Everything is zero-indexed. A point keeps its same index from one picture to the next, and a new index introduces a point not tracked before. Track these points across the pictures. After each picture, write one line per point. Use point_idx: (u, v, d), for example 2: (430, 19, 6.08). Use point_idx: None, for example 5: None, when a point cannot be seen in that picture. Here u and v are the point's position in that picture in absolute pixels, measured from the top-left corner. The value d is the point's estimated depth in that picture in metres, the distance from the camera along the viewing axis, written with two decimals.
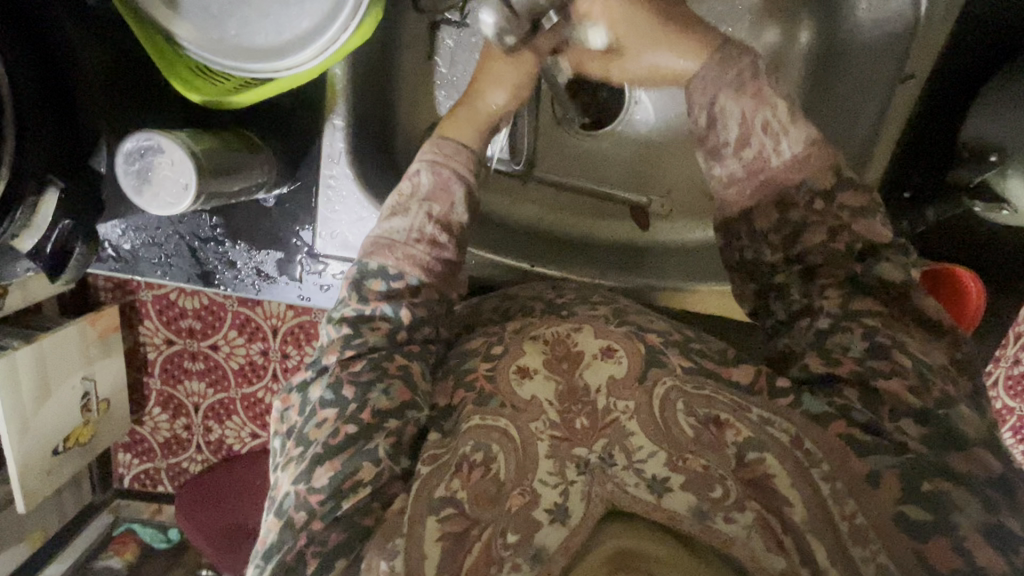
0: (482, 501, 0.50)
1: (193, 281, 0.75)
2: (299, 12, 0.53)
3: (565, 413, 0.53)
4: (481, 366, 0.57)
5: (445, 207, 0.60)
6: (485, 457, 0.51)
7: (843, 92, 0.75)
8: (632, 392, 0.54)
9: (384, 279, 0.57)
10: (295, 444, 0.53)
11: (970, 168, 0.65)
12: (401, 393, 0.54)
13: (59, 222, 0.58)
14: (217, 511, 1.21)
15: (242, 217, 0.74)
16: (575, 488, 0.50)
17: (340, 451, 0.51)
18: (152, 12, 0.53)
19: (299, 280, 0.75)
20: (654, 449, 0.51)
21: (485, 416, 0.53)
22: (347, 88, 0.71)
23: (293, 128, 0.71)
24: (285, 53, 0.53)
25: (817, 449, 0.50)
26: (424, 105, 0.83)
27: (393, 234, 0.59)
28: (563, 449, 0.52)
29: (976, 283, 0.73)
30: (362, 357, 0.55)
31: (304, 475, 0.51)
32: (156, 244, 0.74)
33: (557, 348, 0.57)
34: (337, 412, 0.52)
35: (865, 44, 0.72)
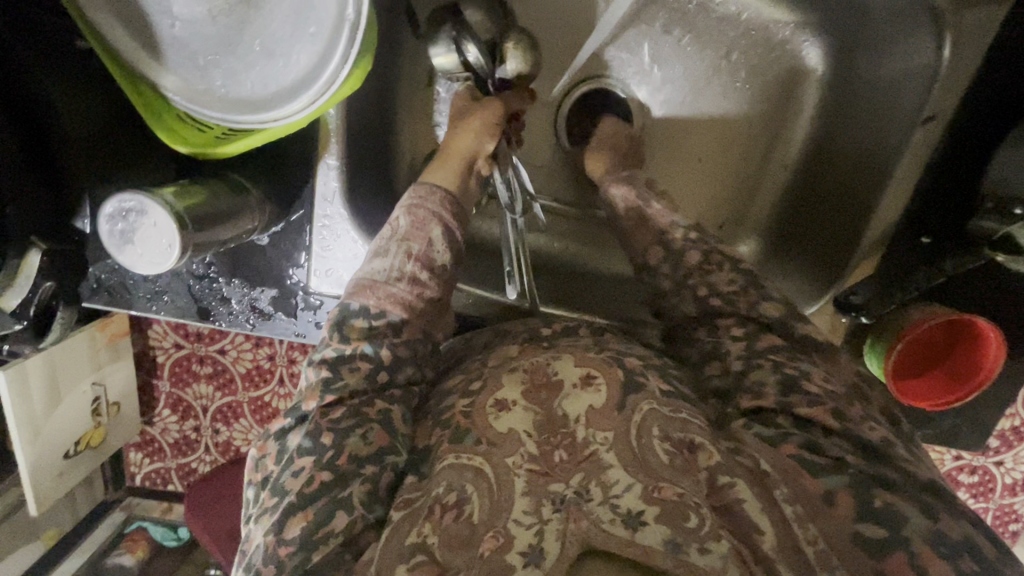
0: (454, 545, 0.46)
1: (189, 316, 0.74)
2: (285, 63, 0.51)
3: (544, 446, 0.50)
4: (459, 403, 0.54)
5: (423, 245, 0.59)
6: (459, 498, 0.48)
7: (862, 127, 0.73)
8: (610, 421, 0.51)
9: (365, 317, 0.56)
10: (270, 495, 0.51)
11: (993, 220, 0.62)
12: (380, 438, 0.52)
13: (39, 287, 0.61)
14: (221, 514, 1.21)
15: (235, 254, 0.72)
16: (550, 527, 0.46)
17: (316, 499, 0.49)
18: (136, 64, 0.52)
19: (294, 317, 0.74)
20: (628, 481, 0.47)
21: (460, 454, 0.50)
22: (341, 128, 0.68)
23: (280, 154, 0.69)
24: (273, 105, 0.52)
25: (776, 471, 0.49)
26: (420, 130, 0.80)
27: (374, 275, 0.58)
28: (540, 486, 0.48)
29: (994, 333, 0.68)
30: (343, 404, 0.53)
31: (275, 526, 0.48)
32: (150, 277, 0.73)
33: (535, 377, 0.54)
34: (314, 459, 0.50)
35: (884, 79, 0.70)
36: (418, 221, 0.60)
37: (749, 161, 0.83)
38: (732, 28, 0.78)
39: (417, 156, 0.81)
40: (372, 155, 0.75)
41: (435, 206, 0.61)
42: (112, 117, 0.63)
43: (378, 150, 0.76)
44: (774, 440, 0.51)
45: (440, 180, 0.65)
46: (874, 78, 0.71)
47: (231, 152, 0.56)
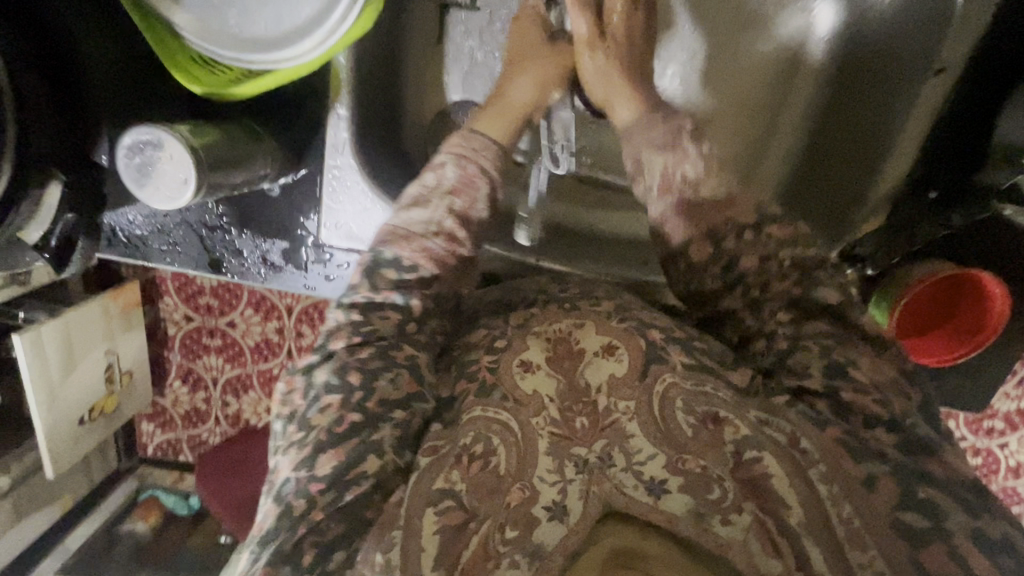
0: (481, 493, 0.49)
1: (202, 268, 0.76)
2: (298, 3, 0.52)
3: (566, 412, 0.52)
4: (484, 358, 0.54)
5: (468, 202, 0.57)
6: (485, 449, 0.50)
7: (873, 80, 0.73)
8: (631, 390, 0.52)
9: (397, 269, 0.53)
10: (297, 428, 0.49)
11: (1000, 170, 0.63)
12: (409, 384, 0.51)
13: (62, 216, 0.63)
14: (231, 481, 1.22)
15: (248, 207, 0.74)
16: (573, 486, 0.50)
17: (346, 440, 0.47)
18: (154, 4, 0.53)
19: (304, 270, 0.75)
20: (653, 451, 0.50)
21: (487, 408, 0.51)
22: (352, 79, 0.69)
23: (303, 116, 0.70)
24: (285, 45, 0.52)
25: (813, 450, 0.49)
26: (430, 93, 0.81)
27: (412, 225, 0.55)
28: (562, 448, 0.51)
29: (1000, 287, 0.67)
30: (370, 345, 0.51)
31: (307, 461, 0.47)
32: (165, 231, 0.75)
33: (558, 347, 0.54)
34: (342, 398, 0.49)
35: (896, 32, 0.69)
36: (467, 176, 0.58)
37: (756, 122, 0.83)
38: None
39: (431, 122, 0.82)
40: (377, 112, 0.74)
41: (485, 163, 0.59)
42: (134, 81, 0.64)
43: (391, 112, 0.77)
44: (818, 421, 0.49)
45: (490, 126, 0.63)
46: (888, 36, 0.70)
47: (241, 95, 0.56)
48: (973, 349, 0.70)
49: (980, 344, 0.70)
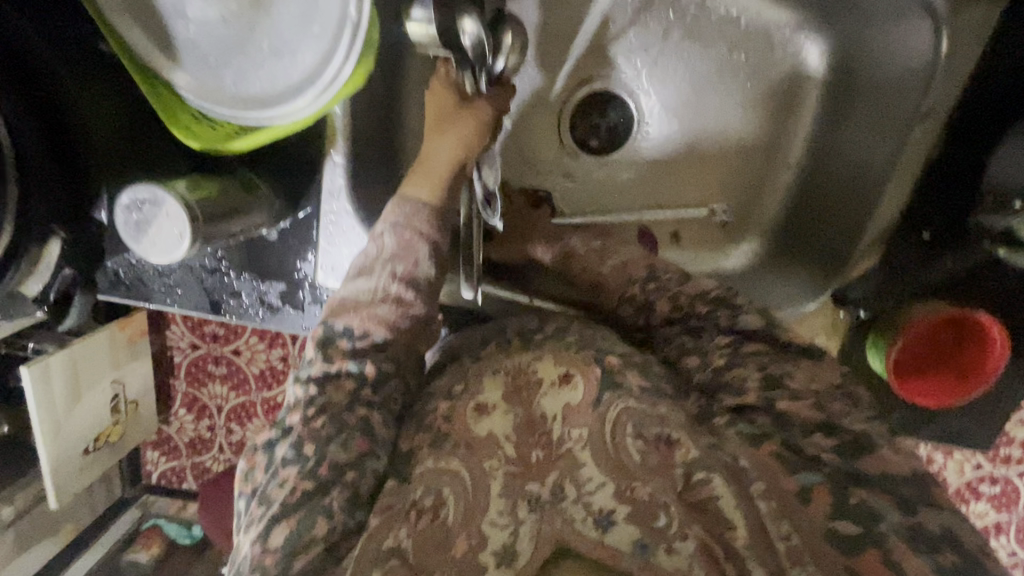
0: (429, 548, 0.50)
1: (202, 309, 0.77)
2: (292, 62, 0.53)
3: (522, 447, 0.54)
4: (442, 405, 0.57)
5: (409, 265, 0.59)
6: (435, 501, 0.52)
7: (859, 122, 0.73)
8: (583, 416, 0.54)
9: (349, 338, 0.57)
10: (258, 504, 0.52)
11: (993, 214, 0.63)
12: (360, 445, 0.53)
13: (61, 272, 0.69)
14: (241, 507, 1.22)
15: (246, 250, 0.75)
16: (525, 527, 0.52)
17: (297, 509, 0.50)
18: (154, 65, 0.55)
19: (301, 311, 0.76)
20: (602, 480, 0.53)
21: (439, 459, 0.53)
22: (347, 127, 0.71)
23: (298, 153, 0.71)
24: (279, 103, 0.54)
25: (751, 468, 0.52)
26: None
27: (358, 295, 0.59)
28: (517, 486, 0.53)
29: (997, 331, 0.67)
30: (324, 413, 0.54)
31: (260, 536, 0.50)
32: (163, 272, 0.76)
33: (516, 379, 0.57)
34: (297, 470, 0.51)
35: (881, 76, 0.70)
36: (407, 241, 0.60)
37: (753, 164, 0.80)
38: (728, 21, 0.77)
39: None
40: (377, 153, 0.75)
41: (421, 227, 0.61)
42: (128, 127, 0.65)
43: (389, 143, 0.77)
44: (753, 440, 0.54)
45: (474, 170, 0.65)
46: (873, 79, 0.71)
47: (241, 148, 0.58)
48: (966, 395, 0.71)
49: (972, 390, 0.70)
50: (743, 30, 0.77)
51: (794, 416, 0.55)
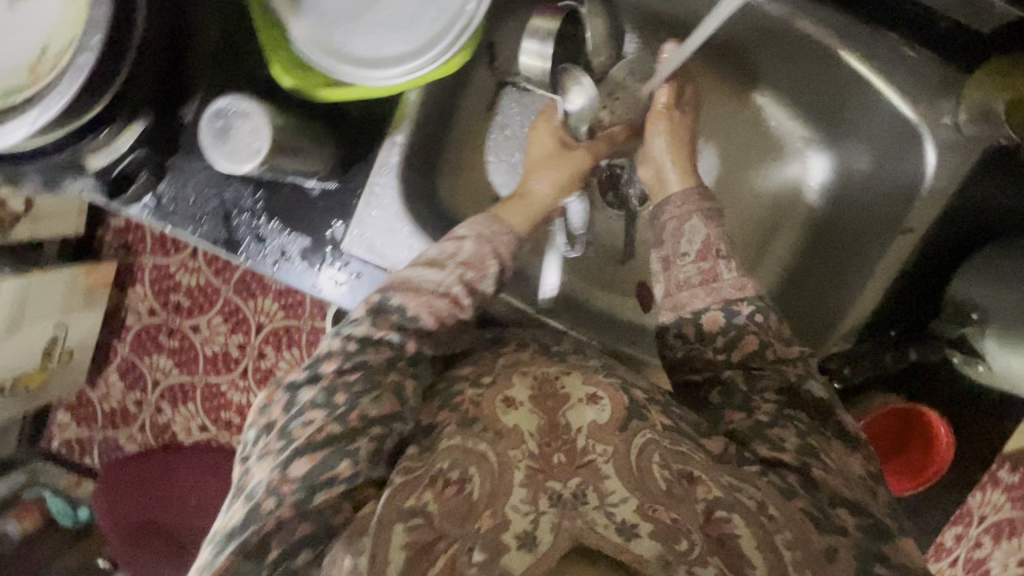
0: (452, 517, 0.51)
1: (217, 246, 0.79)
2: (399, 38, 0.60)
3: (544, 447, 0.55)
4: (469, 391, 0.60)
5: (476, 275, 0.69)
6: (460, 476, 0.53)
7: (849, 228, 0.86)
8: (611, 437, 0.56)
9: (400, 316, 0.65)
10: (277, 438, 0.58)
11: (953, 323, 0.73)
12: (390, 403, 0.59)
13: (135, 148, 0.71)
14: (138, 505, 1.86)
15: (284, 197, 0.78)
16: (546, 518, 0.50)
17: (323, 446, 0.56)
18: (280, 11, 0.62)
19: (317, 270, 0.79)
20: (625, 494, 0.52)
21: (466, 437, 0.55)
22: (415, 114, 0.77)
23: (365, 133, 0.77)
24: (375, 67, 0.60)
25: (779, 516, 0.53)
26: (478, 150, 0.93)
27: (425, 283, 0.67)
28: (538, 480, 0.53)
29: (942, 429, 0.74)
30: (359, 370, 0.61)
31: (281, 464, 0.55)
32: (195, 202, 0.78)
33: (544, 386, 0.60)
34: (325, 414, 0.58)
35: (875, 193, 0.82)
36: (480, 254, 0.70)
37: (749, 242, 0.95)
38: (757, 125, 0.93)
39: (480, 177, 0.94)
40: (430, 162, 0.85)
41: (499, 248, 0.71)
42: (222, 77, 0.73)
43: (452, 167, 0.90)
44: (785, 491, 0.55)
45: (515, 220, 0.74)
46: (866, 196, 0.84)
47: (320, 95, 0.64)
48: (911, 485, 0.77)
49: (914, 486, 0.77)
50: (769, 134, 0.92)
51: (823, 484, 0.57)
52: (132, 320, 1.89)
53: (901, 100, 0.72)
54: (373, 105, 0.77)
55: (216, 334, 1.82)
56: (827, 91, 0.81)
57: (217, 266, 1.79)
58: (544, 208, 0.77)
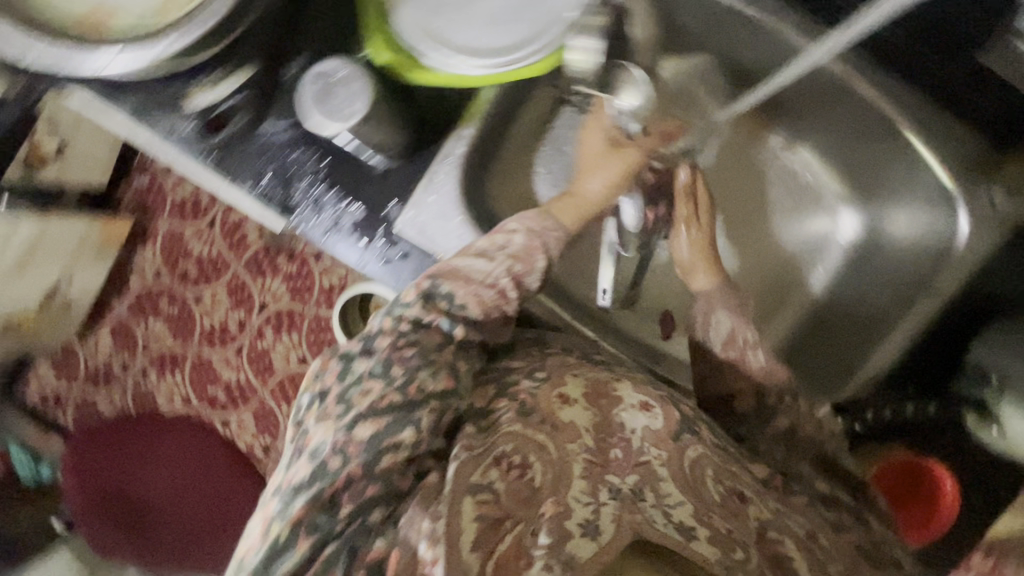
0: (517, 500, 0.56)
1: (273, 209, 0.82)
2: (496, 33, 0.66)
3: (600, 442, 0.65)
4: (524, 383, 0.68)
5: (525, 268, 0.72)
6: (522, 461, 0.59)
7: (878, 284, 0.90)
8: (666, 444, 0.65)
9: (450, 302, 0.69)
10: (335, 404, 0.63)
11: (969, 383, 0.77)
12: (445, 380, 0.65)
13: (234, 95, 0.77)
14: (109, 468, 1.79)
15: (344, 170, 0.81)
16: (607, 510, 0.57)
17: (385, 413, 0.62)
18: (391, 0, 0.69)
19: (365, 245, 0.81)
20: (680, 499, 0.60)
21: (527, 427, 0.62)
22: (485, 112, 0.81)
23: (437, 114, 0.79)
24: (471, 52, 0.66)
25: (829, 545, 0.63)
26: (526, 156, 0.96)
27: (473, 271, 0.71)
28: (597, 472, 0.61)
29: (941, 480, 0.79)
30: (414, 347, 0.66)
31: (345, 427, 0.61)
32: (257, 160, 0.81)
33: (597, 386, 0.70)
34: (382, 384, 0.64)
35: (907, 251, 0.86)
36: (530, 247, 0.73)
37: (778, 287, 0.99)
38: (797, 175, 0.97)
39: (526, 186, 0.97)
40: (486, 161, 0.87)
41: (548, 243, 0.75)
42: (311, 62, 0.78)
43: (509, 170, 0.94)
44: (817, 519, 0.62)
45: (565, 220, 0.78)
46: (898, 253, 0.87)
47: (424, 80, 0.68)
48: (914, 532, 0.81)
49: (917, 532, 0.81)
50: (807, 185, 0.96)
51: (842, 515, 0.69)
52: (135, 280, 1.87)
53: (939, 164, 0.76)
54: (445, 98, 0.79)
55: (218, 306, 1.82)
56: (868, 151, 0.85)
57: (234, 239, 1.81)
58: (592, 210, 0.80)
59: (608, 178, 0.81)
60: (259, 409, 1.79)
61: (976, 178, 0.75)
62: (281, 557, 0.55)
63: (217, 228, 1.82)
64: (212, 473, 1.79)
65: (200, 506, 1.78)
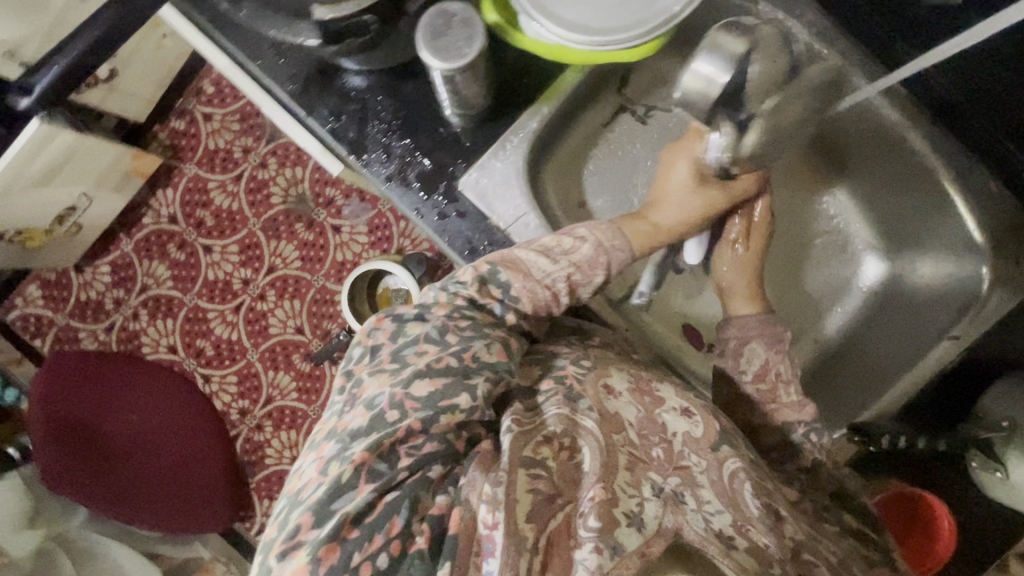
0: (566, 481, 0.58)
1: (342, 146, 0.84)
2: (599, 14, 0.69)
3: (643, 439, 0.66)
4: (571, 370, 0.69)
5: (584, 277, 0.70)
6: (571, 445, 0.60)
7: (897, 325, 0.92)
8: (703, 452, 0.68)
9: (505, 290, 0.67)
10: (391, 360, 0.62)
11: (980, 426, 0.79)
12: (499, 354, 0.64)
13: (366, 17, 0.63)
14: (78, 403, 1.65)
15: (422, 125, 0.83)
16: (650, 505, 0.59)
17: (443, 374, 0.60)
18: None
19: (426, 198, 0.83)
20: (719, 507, 0.64)
21: (575, 413, 0.63)
22: (562, 100, 0.86)
23: (517, 103, 0.84)
24: (571, 27, 0.68)
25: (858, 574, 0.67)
26: (585, 154, 0.99)
27: (534, 266, 0.69)
28: (639, 467, 0.62)
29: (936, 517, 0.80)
30: (469, 320, 0.65)
31: (402, 383, 0.59)
32: (341, 99, 0.84)
33: (639, 385, 0.72)
34: (438, 349, 0.62)
35: (929, 296, 0.89)
36: (594, 261, 0.71)
37: (800, 317, 0.99)
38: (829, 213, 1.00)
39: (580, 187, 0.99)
40: (547, 149, 0.92)
41: (611, 261, 0.73)
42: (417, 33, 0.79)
43: (570, 165, 0.98)
44: None
45: (637, 240, 0.77)
46: (920, 297, 0.91)
47: (570, 58, 0.73)
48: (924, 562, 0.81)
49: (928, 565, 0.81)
50: (838, 223, 0.99)
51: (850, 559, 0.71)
52: (148, 219, 1.82)
53: (971, 221, 0.82)
54: (534, 94, 0.85)
55: (226, 260, 1.78)
56: (906, 199, 0.89)
57: (257, 196, 1.78)
58: (665, 235, 0.82)
59: (682, 206, 0.84)
60: (244, 371, 1.75)
61: (1000, 235, 0.81)
62: (341, 497, 0.52)
63: (242, 183, 1.79)
64: (183, 426, 1.70)
65: (167, 459, 1.68)
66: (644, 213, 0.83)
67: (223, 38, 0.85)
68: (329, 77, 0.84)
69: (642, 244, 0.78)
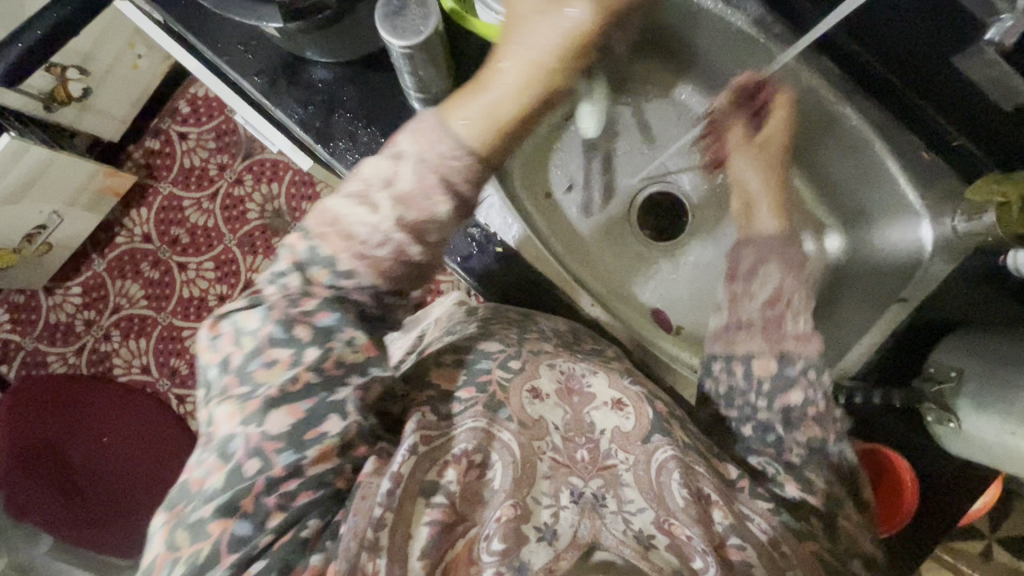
0: (470, 503, 0.58)
1: (309, 135, 0.86)
2: None
3: (568, 441, 0.64)
4: (497, 373, 0.67)
5: (420, 213, 0.60)
6: (482, 462, 0.60)
7: (852, 298, 0.96)
8: (632, 446, 0.65)
9: (333, 273, 0.60)
10: (239, 383, 0.56)
11: (932, 380, 0.81)
12: (365, 349, 0.59)
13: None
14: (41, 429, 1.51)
15: (387, 115, 0.86)
16: (565, 513, 0.58)
17: (300, 398, 0.55)
18: None
19: None
20: (641, 506, 0.61)
21: (493, 426, 0.62)
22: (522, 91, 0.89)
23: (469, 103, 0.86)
24: None
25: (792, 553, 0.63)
26: (546, 151, 1.04)
27: (358, 224, 0.59)
28: (561, 472, 0.62)
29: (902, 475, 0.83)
30: (315, 300, 0.59)
31: (255, 419, 0.54)
32: (308, 94, 0.87)
33: (569, 382, 0.70)
34: (291, 356, 0.56)
35: (878, 267, 0.94)
36: (423, 187, 0.60)
37: None
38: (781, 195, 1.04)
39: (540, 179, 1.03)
40: None
41: (442, 171, 0.61)
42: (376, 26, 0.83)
43: (531, 163, 1.02)
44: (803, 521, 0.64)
45: (466, 126, 0.62)
46: (870, 269, 0.95)
47: None
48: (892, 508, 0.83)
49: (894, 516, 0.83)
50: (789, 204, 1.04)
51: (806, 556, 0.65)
52: (121, 239, 1.80)
53: (910, 186, 0.87)
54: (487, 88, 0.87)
55: (201, 277, 1.77)
56: (850, 174, 0.94)
57: (233, 212, 1.79)
58: (504, 102, 0.63)
59: (528, 49, 0.63)
60: None
61: (934, 199, 0.86)
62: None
63: (218, 200, 1.79)
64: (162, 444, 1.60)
65: (142, 478, 1.55)
66: (477, 85, 0.65)
67: (195, 40, 0.88)
68: (297, 79, 0.87)
69: (476, 130, 0.62)
